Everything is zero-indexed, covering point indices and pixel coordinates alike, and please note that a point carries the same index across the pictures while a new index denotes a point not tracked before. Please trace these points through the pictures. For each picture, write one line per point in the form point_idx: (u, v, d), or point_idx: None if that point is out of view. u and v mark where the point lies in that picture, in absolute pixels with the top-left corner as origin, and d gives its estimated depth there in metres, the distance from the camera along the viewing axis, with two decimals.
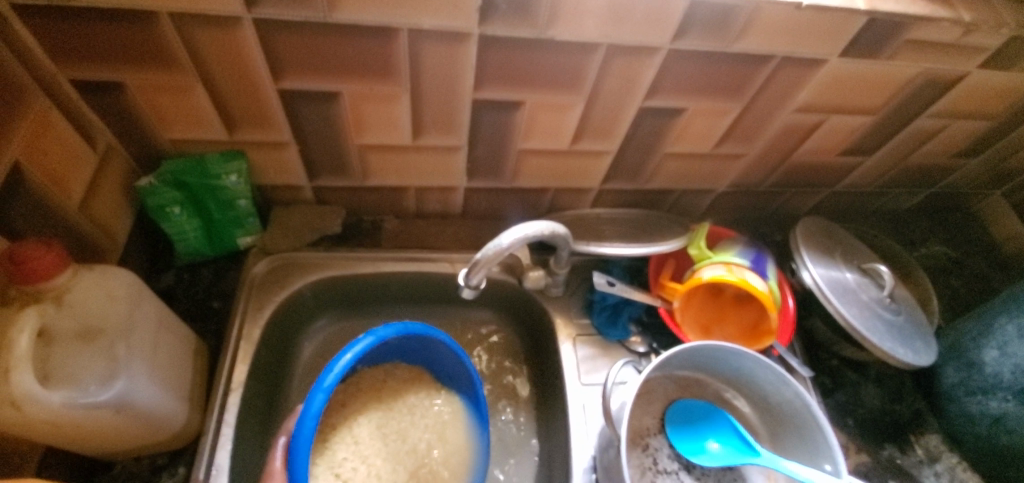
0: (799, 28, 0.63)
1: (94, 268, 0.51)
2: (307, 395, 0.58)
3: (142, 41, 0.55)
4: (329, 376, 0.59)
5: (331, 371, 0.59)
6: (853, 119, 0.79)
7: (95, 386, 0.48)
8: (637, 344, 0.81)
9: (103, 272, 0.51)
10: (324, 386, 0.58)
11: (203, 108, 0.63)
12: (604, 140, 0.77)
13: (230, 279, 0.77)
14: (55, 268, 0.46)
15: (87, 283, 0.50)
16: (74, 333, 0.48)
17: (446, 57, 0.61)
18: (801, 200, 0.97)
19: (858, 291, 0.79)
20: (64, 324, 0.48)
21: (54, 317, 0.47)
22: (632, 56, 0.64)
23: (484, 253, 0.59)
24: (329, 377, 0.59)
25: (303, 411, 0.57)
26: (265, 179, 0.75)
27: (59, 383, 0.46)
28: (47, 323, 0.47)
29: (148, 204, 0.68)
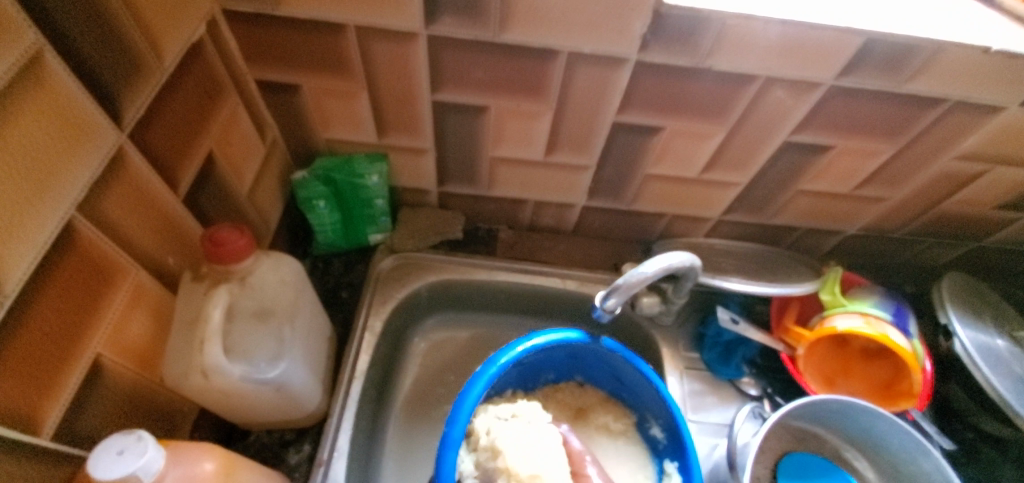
0: (981, 73, 0.58)
1: (271, 255, 0.58)
2: (447, 423, 0.61)
3: (327, 50, 0.60)
4: (454, 429, 0.61)
5: (462, 404, 0.62)
6: (1022, 171, 0.72)
7: (264, 363, 0.54)
8: (749, 386, 0.77)
9: (278, 261, 0.58)
10: (461, 417, 0.61)
11: (362, 112, 0.68)
12: (736, 171, 0.74)
13: (357, 272, 0.82)
14: (243, 252, 0.52)
15: (267, 266, 0.57)
16: (252, 312, 0.55)
17: (597, 80, 0.62)
18: (939, 252, 0.89)
19: (1011, 362, 0.71)
20: (244, 302, 0.55)
21: (237, 296, 0.54)
22: (789, 91, 0.62)
23: (626, 279, 0.60)
24: (468, 400, 0.63)
25: (443, 440, 0.60)
26: (399, 181, 0.79)
27: (237, 357, 0.53)
28: (233, 301, 0.54)
29: (299, 196, 0.74)
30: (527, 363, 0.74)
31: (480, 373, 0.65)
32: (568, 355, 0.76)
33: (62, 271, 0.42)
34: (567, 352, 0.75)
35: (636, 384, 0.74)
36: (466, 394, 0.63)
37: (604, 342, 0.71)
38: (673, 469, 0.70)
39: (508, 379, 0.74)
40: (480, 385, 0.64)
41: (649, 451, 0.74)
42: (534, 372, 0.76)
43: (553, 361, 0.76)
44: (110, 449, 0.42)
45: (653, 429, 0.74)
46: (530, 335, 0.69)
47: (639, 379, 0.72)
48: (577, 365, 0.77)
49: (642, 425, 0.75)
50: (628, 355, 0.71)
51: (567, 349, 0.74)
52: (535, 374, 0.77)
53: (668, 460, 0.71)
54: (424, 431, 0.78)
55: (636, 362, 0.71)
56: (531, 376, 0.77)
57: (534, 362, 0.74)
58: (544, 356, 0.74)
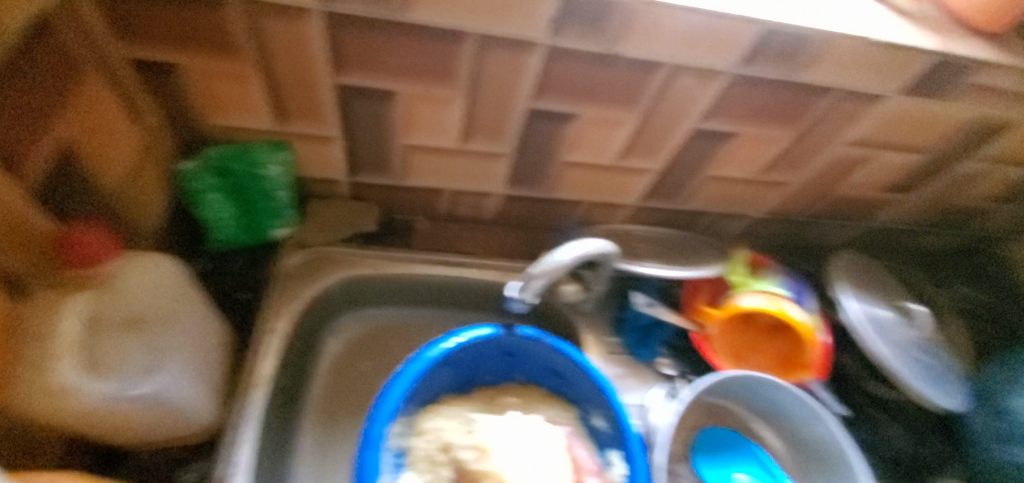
0: (865, 64, 0.62)
1: (142, 258, 0.56)
2: (366, 423, 0.61)
3: (210, 27, 0.54)
4: (376, 427, 0.61)
5: (384, 402, 0.63)
6: (902, 156, 0.78)
7: (135, 377, 0.52)
8: (666, 367, 0.80)
9: (149, 262, 0.55)
10: (380, 415, 0.62)
11: (257, 98, 0.62)
12: (651, 158, 0.76)
13: (260, 270, 0.75)
14: (102, 253, 0.51)
15: (136, 268, 0.55)
16: (119, 322, 0.53)
17: (509, 64, 0.60)
18: (834, 232, 0.96)
19: (894, 331, 0.79)
20: (110, 312, 0.52)
21: (101, 305, 0.52)
22: (695, 79, 0.63)
23: (540, 267, 0.60)
24: (389, 401, 0.63)
25: (364, 439, 0.60)
26: (305, 171, 0.73)
27: (103, 371, 0.50)
28: (99, 309, 0.51)
29: (189, 188, 0.67)
30: (458, 362, 0.72)
31: (401, 371, 0.65)
32: (502, 352, 0.73)
33: None
34: (500, 349, 0.73)
35: (576, 376, 0.72)
36: (388, 391, 0.64)
37: (519, 332, 0.71)
38: (619, 458, 0.68)
39: (441, 380, 0.72)
40: (404, 383, 0.64)
41: (594, 444, 0.72)
42: (468, 371, 0.74)
43: (487, 360, 0.74)
44: None
45: (595, 420, 0.72)
46: (454, 332, 0.69)
47: (570, 365, 0.71)
48: (513, 363, 0.75)
49: (585, 417, 0.74)
50: (552, 341, 0.71)
51: (499, 345, 0.72)
52: (471, 375, 0.75)
53: (613, 449, 0.70)
54: (341, 436, 0.74)
55: (569, 351, 0.70)
56: (468, 374, 0.75)
57: (465, 361, 0.73)
58: (477, 354, 0.72)
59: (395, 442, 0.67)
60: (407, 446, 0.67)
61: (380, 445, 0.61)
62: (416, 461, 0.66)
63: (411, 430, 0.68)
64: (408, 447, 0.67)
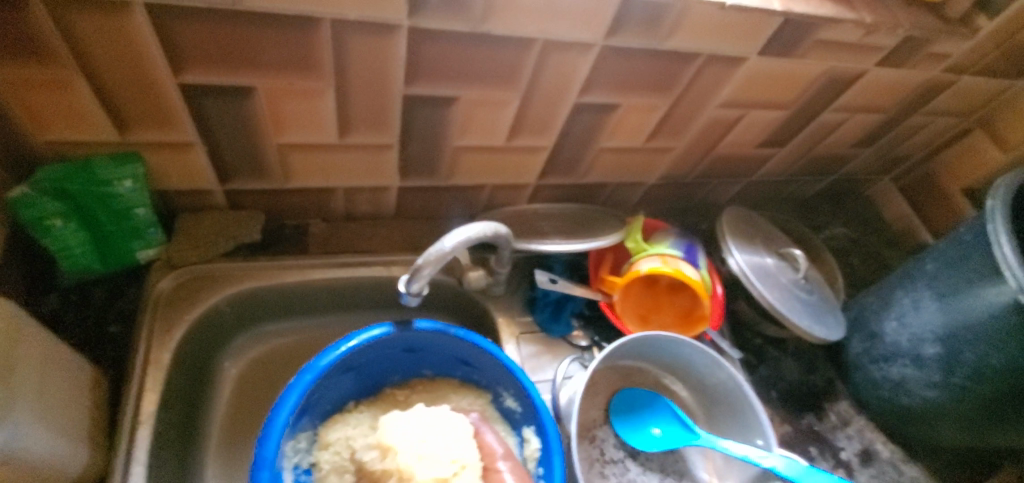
0: (723, 28, 0.65)
1: None
2: (257, 443, 0.56)
3: (13, 30, 0.47)
4: (266, 448, 0.56)
5: (274, 420, 0.57)
6: (770, 113, 0.84)
7: None
8: (579, 338, 0.82)
9: None
10: (272, 433, 0.56)
11: (91, 107, 0.55)
12: (540, 136, 0.76)
13: (130, 298, 0.69)
14: None
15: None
16: None
17: (374, 50, 0.57)
18: (723, 190, 1.02)
19: (778, 275, 0.85)
20: None
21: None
22: (568, 53, 0.64)
23: (427, 256, 0.59)
24: (281, 416, 0.58)
25: (256, 460, 0.55)
26: (167, 184, 0.66)
27: None
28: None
29: (23, 217, 0.58)
30: (358, 367, 0.70)
31: (292, 384, 0.60)
32: (404, 350, 0.72)
33: None
34: (400, 346, 0.71)
35: (481, 361, 0.71)
36: (278, 407, 0.58)
37: (415, 326, 0.67)
38: (533, 434, 0.68)
39: (344, 388, 0.71)
40: (294, 396, 0.59)
41: (510, 423, 0.72)
42: (373, 372, 0.72)
43: (390, 361, 0.72)
44: None
45: (507, 400, 0.72)
46: (346, 336, 0.64)
47: (480, 353, 0.69)
48: (418, 359, 0.73)
49: (497, 399, 0.74)
50: (461, 331, 0.67)
51: (397, 343, 0.70)
52: (377, 377, 0.73)
53: (526, 426, 0.70)
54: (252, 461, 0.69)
55: (476, 340, 0.67)
56: (373, 376, 0.73)
57: (365, 365, 0.71)
58: (377, 356, 0.70)
59: (298, 459, 0.65)
60: (313, 461, 0.66)
61: (276, 464, 0.56)
62: (326, 474, 0.65)
63: (316, 444, 0.67)
64: (315, 461, 0.66)
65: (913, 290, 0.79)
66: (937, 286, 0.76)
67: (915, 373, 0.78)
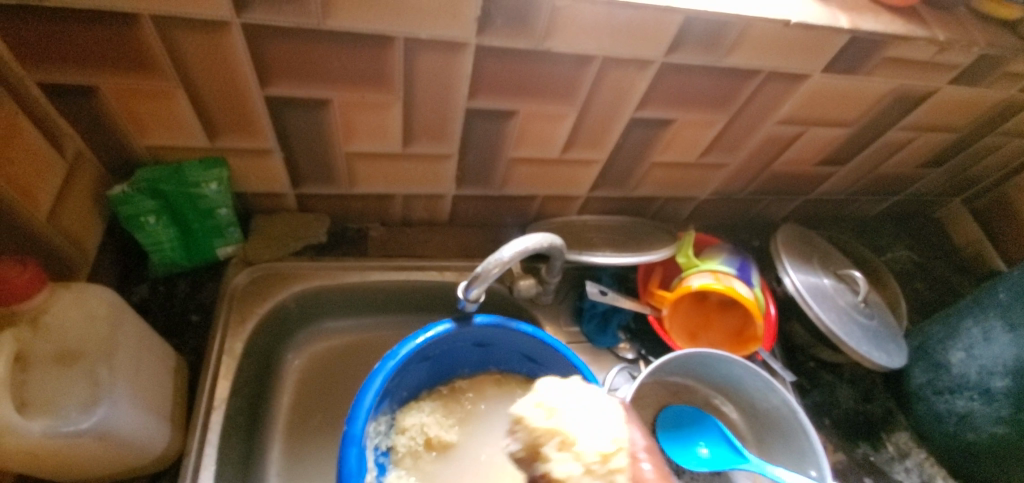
0: (785, 45, 0.65)
1: (72, 286, 0.54)
2: (347, 421, 0.59)
3: (123, 45, 0.53)
4: (357, 424, 0.59)
5: (362, 402, 0.60)
6: (831, 130, 0.82)
7: (76, 413, 0.50)
8: (625, 351, 0.82)
9: (80, 291, 0.53)
10: (360, 411, 0.60)
11: (185, 115, 0.60)
12: (595, 149, 0.77)
13: (208, 291, 0.74)
14: (33, 285, 0.49)
15: (66, 301, 0.53)
16: (53, 357, 0.50)
17: (442, 65, 0.60)
18: (778, 207, 1.00)
19: (836, 297, 0.82)
20: (41, 347, 0.50)
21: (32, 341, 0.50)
22: (626, 69, 0.65)
23: (485, 266, 0.61)
24: (367, 398, 0.61)
25: (346, 437, 0.59)
26: (246, 186, 0.71)
27: (39, 411, 0.48)
28: (25, 347, 0.49)
29: (122, 213, 0.64)
30: (433, 357, 0.72)
31: (377, 369, 0.63)
32: (476, 344, 0.74)
33: None
34: (472, 341, 0.73)
35: (547, 359, 0.73)
36: (365, 388, 0.62)
37: (478, 320, 0.69)
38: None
39: (419, 376, 0.73)
40: (379, 380, 0.62)
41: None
42: (445, 364, 0.75)
43: (463, 354, 0.74)
44: None
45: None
46: (424, 327, 0.67)
47: (548, 351, 0.71)
48: (488, 354, 0.76)
49: None
50: (530, 328, 0.70)
51: (469, 337, 0.71)
52: (448, 369, 0.75)
53: None
54: (312, 449, 0.73)
55: (547, 339, 0.70)
56: (445, 367, 0.75)
57: (440, 356, 0.73)
58: (450, 348, 0.72)
59: (378, 442, 0.68)
60: (391, 445, 0.69)
61: (361, 442, 0.59)
62: (402, 457, 0.69)
63: (393, 428, 0.70)
64: (392, 445, 0.69)
65: (983, 320, 0.75)
66: (1010, 317, 0.72)
67: (984, 408, 0.73)
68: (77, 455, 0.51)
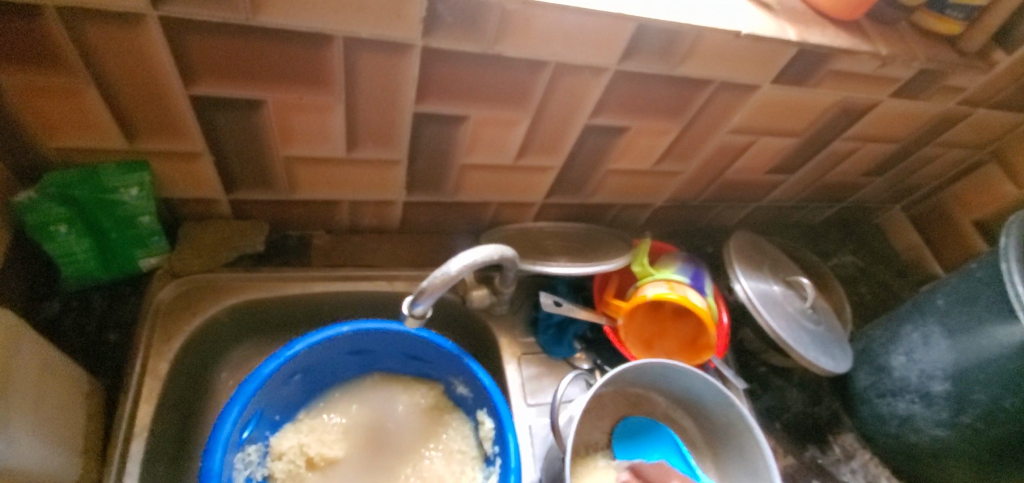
0: (738, 56, 0.65)
1: None
2: (203, 456, 0.56)
3: (21, 37, 0.47)
4: (215, 457, 0.57)
5: (218, 434, 0.57)
6: (780, 141, 0.83)
7: None
8: (580, 361, 0.81)
9: None
10: (218, 440, 0.57)
11: (100, 115, 0.55)
12: (549, 156, 0.75)
13: (130, 306, 0.68)
14: None
15: None
16: None
17: (387, 67, 0.57)
18: (730, 214, 1.01)
19: (785, 304, 0.84)
20: None
21: None
22: (580, 75, 0.63)
23: (431, 280, 0.57)
24: (225, 427, 0.58)
25: (203, 472, 0.56)
26: (173, 192, 0.66)
27: None
28: None
29: (27, 222, 0.58)
30: (305, 372, 0.69)
31: (233, 397, 0.60)
32: (351, 352, 0.71)
33: None
34: (346, 346, 0.70)
35: (430, 354, 0.71)
36: (222, 416, 0.59)
37: (347, 325, 0.66)
38: (485, 416, 0.69)
39: (293, 396, 0.69)
40: (237, 407, 0.59)
41: (466, 411, 0.73)
42: (321, 376, 0.71)
43: (340, 363, 0.72)
44: None
45: (459, 388, 0.72)
46: (288, 341, 0.64)
47: (427, 345, 0.69)
48: (367, 359, 0.73)
49: (449, 388, 0.74)
50: (405, 326, 0.68)
51: (340, 346, 0.69)
52: (325, 381, 0.72)
53: (480, 409, 0.70)
54: None
55: (428, 336, 0.68)
56: (321, 380, 0.72)
57: (313, 370, 0.70)
58: (325, 359, 0.69)
59: (251, 471, 0.64)
60: (268, 472, 0.66)
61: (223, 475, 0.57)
62: None
63: (269, 455, 0.67)
64: (269, 472, 0.66)
65: (923, 326, 0.78)
66: (948, 323, 0.75)
67: (924, 411, 0.76)
68: None
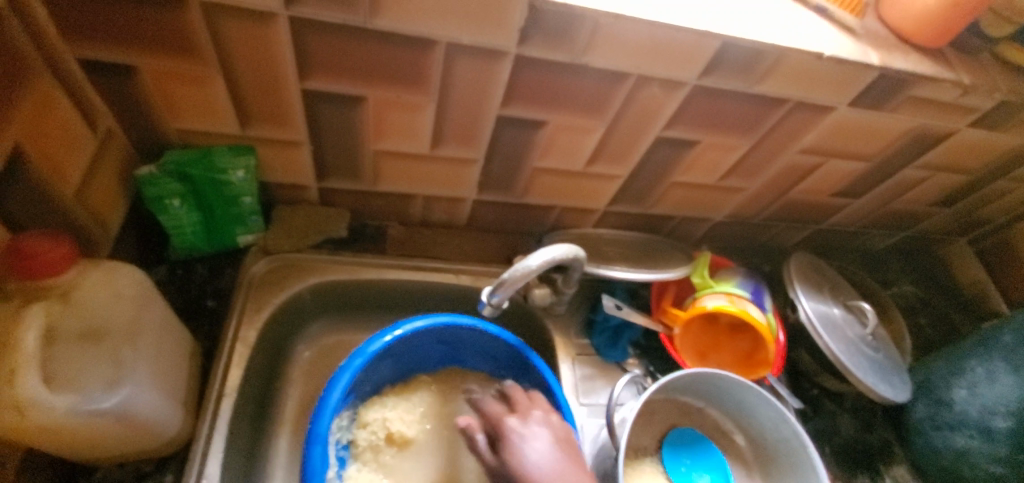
0: (817, 77, 0.66)
1: (102, 265, 0.53)
2: (313, 418, 0.61)
3: (167, 28, 0.53)
4: (322, 422, 0.61)
5: (328, 399, 0.62)
6: (849, 164, 0.83)
7: (99, 392, 0.49)
8: (633, 366, 0.82)
9: (110, 270, 0.52)
10: (328, 407, 0.62)
11: (221, 102, 0.61)
12: (618, 164, 0.77)
13: (226, 278, 0.74)
14: (61, 263, 0.47)
15: (95, 279, 0.51)
16: (78, 334, 0.49)
17: (480, 72, 0.61)
18: (789, 234, 1.01)
19: (845, 328, 0.83)
20: (70, 323, 0.49)
21: (60, 315, 0.48)
22: (659, 88, 0.65)
23: (512, 273, 0.61)
24: (333, 395, 0.63)
25: (310, 434, 0.60)
26: (272, 177, 0.72)
27: (62, 387, 0.47)
28: (53, 320, 0.48)
29: (147, 193, 0.65)
30: (397, 355, 0.73)
31: (345, 365, 0.65)
32: (439, 342, 0.75)
33: None
34: (436, 338, 0.74)
35: (508, 356, 0.75)
36: (331, 383, 0.64)
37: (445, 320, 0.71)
38: None
39: (383, 373, 0.74)
40: (346, 377, 0.64)
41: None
42: (411, 360, 0.76)
43: (427, 352, 0.76)
44: None
45: None
46: (390, 326, 0.69)
47: (506, 347, 0.74)
48: (450, 351, 0.77)
49: None
50: (491, 327, 0.72)
51: (432, 336, 0.73)
52: (411, 365, 0.76)
53: None
54: None
55: (507, 337, 0.72)
56: (408, 363, 0.76)
57: (405, 353, 0.74)
58: (416, 345, 0.74)
59: (339, 436, 0.70)
60: (351, 438, 0.71)
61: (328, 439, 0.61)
62: (362, 451, 0.70)
63: (355, 423, 0.72)
64: (353, 439, 0.71)
65: (989, 361, 0.76)
66: (1013, 359, 0.74)
67: (983, 446, 0.74)
68: (83, 437, 0.50)
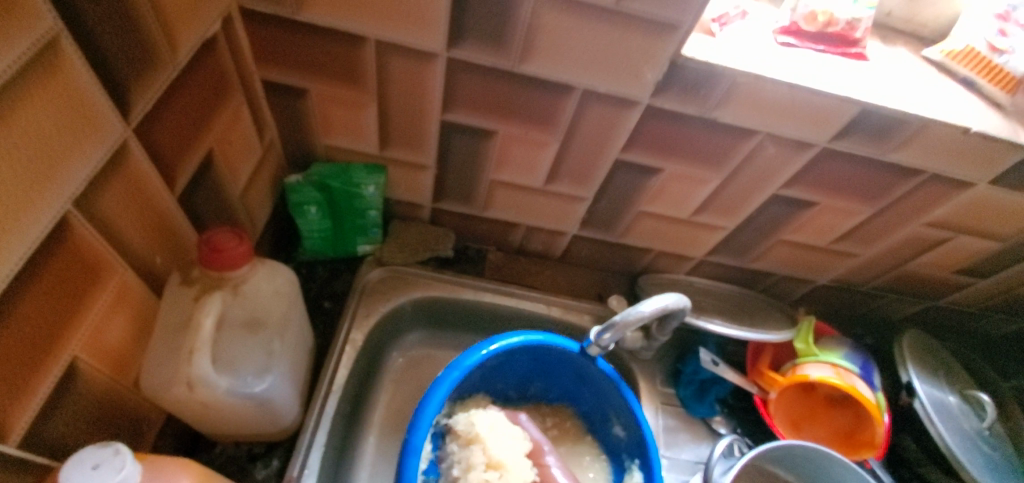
0: (960, 151, 0.63)
1: (266, 264, 0.60)
2: (408, 431, 0.59)
3: (341, 59, 0.60)
4: (416, 435, 0.59)
5: (423, 410, 0.61)
6: (979, 242, 0.78)
7: (251, 377, 0.56)
8: (719, 425, 0.80)
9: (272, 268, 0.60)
10: (421, 423, 0.60)
11: (369, 125, 0.67)
12: (725, 217, 0.77)
13: (341, 281, 0.80)
14: (239, 259, 0.54)
15: (260, 275, 0.59)
16: (241, 322, 0.57)
17: (609, 118, 0.63)
18: (898, 307, 0.94)
19: (960, 419, 0.77)
20: (236, 311, 0.56)
21: (230, 304, 0.56)
22: (785, 147, 0.65)
23: (624, 316, 0.65)
24: (430, 408, 0.61)
25: (405, 447, 0.59)
26: (394, 193, 0.78)
27: (224, 368, 0.54)
28: (225, 309, 0.56)
29: (290, 199, 0.72)
30: (489, 367, 0.72)
31: (440, 378, 0.64)
32: (530, 359, 0.74)
33: (47, 272, 0.40)
34: (528, 355, 0.73)
35: (597, 382, 0.74)
36: (427, 393, 0.63)
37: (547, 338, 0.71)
38: (636, 468, 0.71)
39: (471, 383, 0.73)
40: (441, 390, 0.63)
41: (614, 448, 0.75)
42: (494, 376, 0.75)
43: (516, 371, 0.75)
44: (84, 464, 0.40)
45: (613, 428, 0.75)
46: (488, 339, 0.69)
47: (596, 372, 0.73)
48: (538, 368, 0.76)
49: (603, 425, 0.76)
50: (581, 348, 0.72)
51: (526, 351, 0.72)
52: (493, 379, 0.75)
53: (629, 457, 0.73)
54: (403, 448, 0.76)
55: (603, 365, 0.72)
56: (492, 374, 0.74)
57: (495, 366, 0.73)
58: (508, 359, 0.72)
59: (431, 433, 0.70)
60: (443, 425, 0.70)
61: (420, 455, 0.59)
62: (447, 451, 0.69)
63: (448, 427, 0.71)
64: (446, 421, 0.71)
65: None
66: None
67: None
68: (227, 416, 0.56)
